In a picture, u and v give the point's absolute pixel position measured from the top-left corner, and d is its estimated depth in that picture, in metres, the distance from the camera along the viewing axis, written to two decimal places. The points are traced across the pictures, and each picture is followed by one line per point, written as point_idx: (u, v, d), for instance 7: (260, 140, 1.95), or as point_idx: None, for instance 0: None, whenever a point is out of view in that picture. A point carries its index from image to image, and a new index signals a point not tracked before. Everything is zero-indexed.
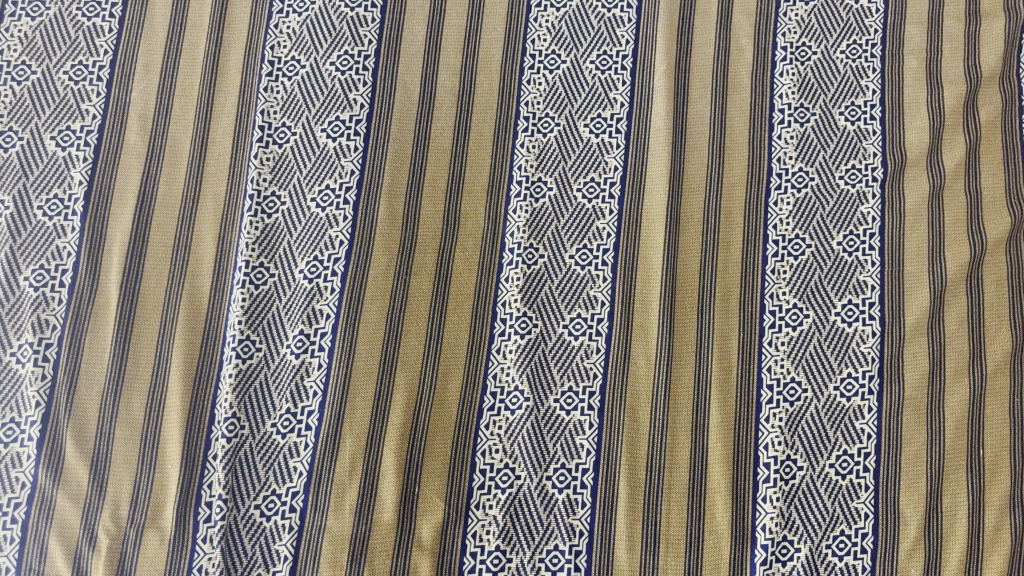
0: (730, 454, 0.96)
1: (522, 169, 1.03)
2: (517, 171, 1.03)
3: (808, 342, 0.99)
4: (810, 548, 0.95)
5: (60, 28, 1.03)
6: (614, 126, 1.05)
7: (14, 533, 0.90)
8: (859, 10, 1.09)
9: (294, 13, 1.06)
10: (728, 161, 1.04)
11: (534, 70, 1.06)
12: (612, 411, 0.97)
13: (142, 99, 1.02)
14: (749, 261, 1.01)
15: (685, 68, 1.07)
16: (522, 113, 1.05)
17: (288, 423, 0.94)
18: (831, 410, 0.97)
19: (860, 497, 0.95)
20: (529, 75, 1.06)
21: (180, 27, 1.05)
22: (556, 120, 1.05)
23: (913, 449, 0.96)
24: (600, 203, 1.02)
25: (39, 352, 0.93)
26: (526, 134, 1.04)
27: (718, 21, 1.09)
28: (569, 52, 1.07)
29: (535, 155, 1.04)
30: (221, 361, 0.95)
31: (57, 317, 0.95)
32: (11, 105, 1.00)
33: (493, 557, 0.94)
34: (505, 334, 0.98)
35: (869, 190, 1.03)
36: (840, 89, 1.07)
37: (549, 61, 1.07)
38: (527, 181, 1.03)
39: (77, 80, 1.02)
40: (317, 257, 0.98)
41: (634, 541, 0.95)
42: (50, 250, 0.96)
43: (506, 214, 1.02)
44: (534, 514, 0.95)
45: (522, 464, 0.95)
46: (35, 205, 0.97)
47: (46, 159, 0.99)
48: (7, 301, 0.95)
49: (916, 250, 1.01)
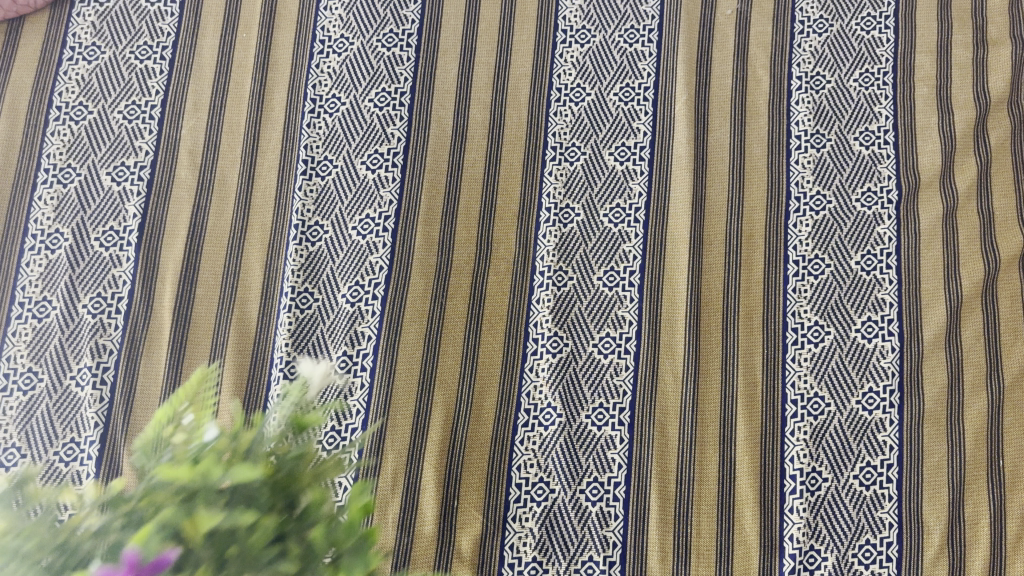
0: (757, 467, 1.00)
1: (551, 197, 1.08)
2: (546, 198, 1.08)
3: (830, 357, 1.03)
4: (837, 557, 0.97)
5: (114, 70, 1.10)
6: (637, 154, 1.10)
7: None
8: (870, 40, 1.14)
9: (334, 54, 1.12)
10: (748, 186, 1.09)
11: (561, 103, 1.12)
12: (642, 427, 1.01)
13: (191, 136, 1.08)
14: (771, 281, 1.06)
15: (704, 99, 1.12)
16: (550, 143, 1.10)
17: (333, 440, 0.99)
18: (853, 423, 1.00)
19: (884, 507, 0.98)
20: (556, 107, 1.11)
21: (227, 68, 1.11)
22: (582, 149, 1.10)
23: (934, 459, 0.99)
24: (626, 228, 1.07)
25: (97, 375, 0.99)
26: (553, 163, 1.09)
27: (735, 52, 1.14)
28: (594, 85, 1.12)
29: (563, 183, 1.09)
30: (269, 382, 1.00)
31: (114, 342, 1.00)
32: (70, 142, 1.06)
33: (530, 568, 0.97)
34: (538, 353, 1.03)
35: (885, 211, 1.08)
36: (854, 116, 1.12)
37: (575, 94, 1.12)
38: (556, 208, 1.07)
39: (130, 119, 1.08)
40: (358, 282, 1.04)
41: (666, 552, 0.98)
42: (107, 279, 1.02)
43: (536, 240, 1.06)
44: (569, 526, 0.98)
45: (556, 478, 0.99)
46: (92, 237, 1.03)
47: (102, 194, 1.05)
48: (67, 327, 1.00)
49: (932, 268, 1.05)
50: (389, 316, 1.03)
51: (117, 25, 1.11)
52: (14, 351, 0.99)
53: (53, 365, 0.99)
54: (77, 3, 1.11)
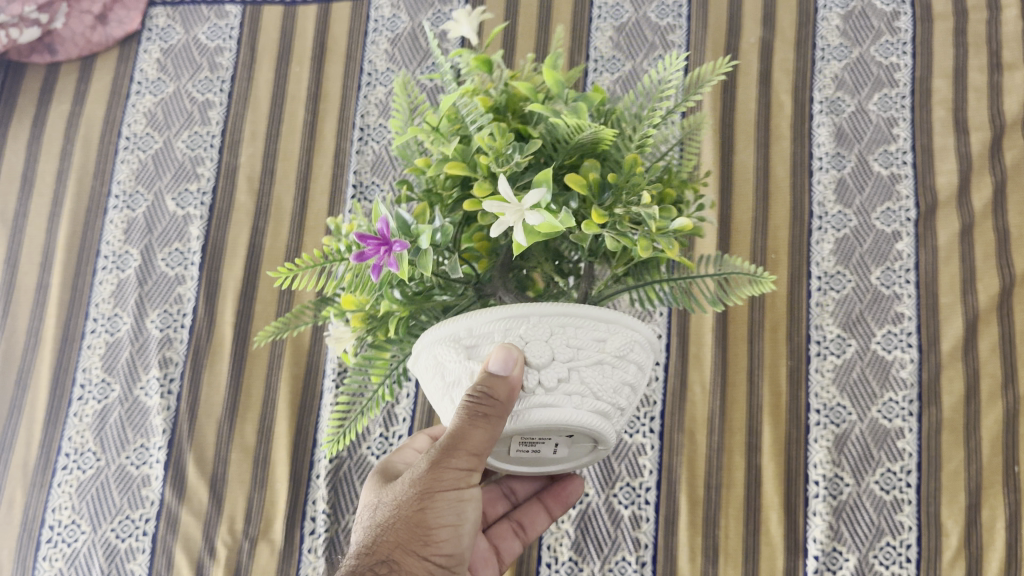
0: (782, 471, 1.05)
1: (601, 19, 1.23)
2: (596, 15, 1.24)
3: (851, 369, 1.07)
4: (859, 557, 1.01)
5: (178, 102, 1.19)
6: (674, 64, 1.20)
7: (145, 544, 1.02)
8: (888, 66, 1.19)
9: (381, 86, 1.18)
10: (772, 207, 1.14)
11: (602, 20, 1.23)
12: (672, 434, 1.07)
13: (250, 163, 1.16)
14: (794, 297, 1.11)
15: (730, 126, 1.18)
16: (595, 16, 1.23)
17: (381, 446, 1.04)
18: (874, 432, 1.05)
19: (903, 511, 1.02)
20: (597, 23, 1.23)
21: (282, 98, 1.19)
22: (624, 61, 1.21)
23: (952, 466, 1.03)
24: (670, 45, 1.21)
25: (164, 385, 1.07)
26: (600, 20, 1.23)
27: (759, 76, 1.20)
28: (629, 57, 1.21)
29: (613, 27, 1.23)
30: (323, 391, 1.06)
31: (179, 354, 1.08)
32: (137, 170, 1.16)
33: (567, 567, 1.04)
34: None
35: (904, 229, 1.12)
36: (873, 138, 1.16)
37: (613, 12, 1.24)
38: (606, 15, 1.23)
39: (193, 147, 1.17)
40: None
41: (695, 552, 1.03)
42: (173, 296, 1.10)
43: (590, 32, 1.23)
44: (603, 527, 1.04)
45: (590, 483, 1.06)
46: (159, 257, 1.12)
47: (168, 217, 1.14)
48: (135, 341, 1.09)
49: (949, 283, 1.09)
50: (424, 396, 1.06)
51: (180, 60, 1.21)
52: (89, 362, 1.08)
53: (124, 376, 1.08)
54: (143, 41, 1.22)
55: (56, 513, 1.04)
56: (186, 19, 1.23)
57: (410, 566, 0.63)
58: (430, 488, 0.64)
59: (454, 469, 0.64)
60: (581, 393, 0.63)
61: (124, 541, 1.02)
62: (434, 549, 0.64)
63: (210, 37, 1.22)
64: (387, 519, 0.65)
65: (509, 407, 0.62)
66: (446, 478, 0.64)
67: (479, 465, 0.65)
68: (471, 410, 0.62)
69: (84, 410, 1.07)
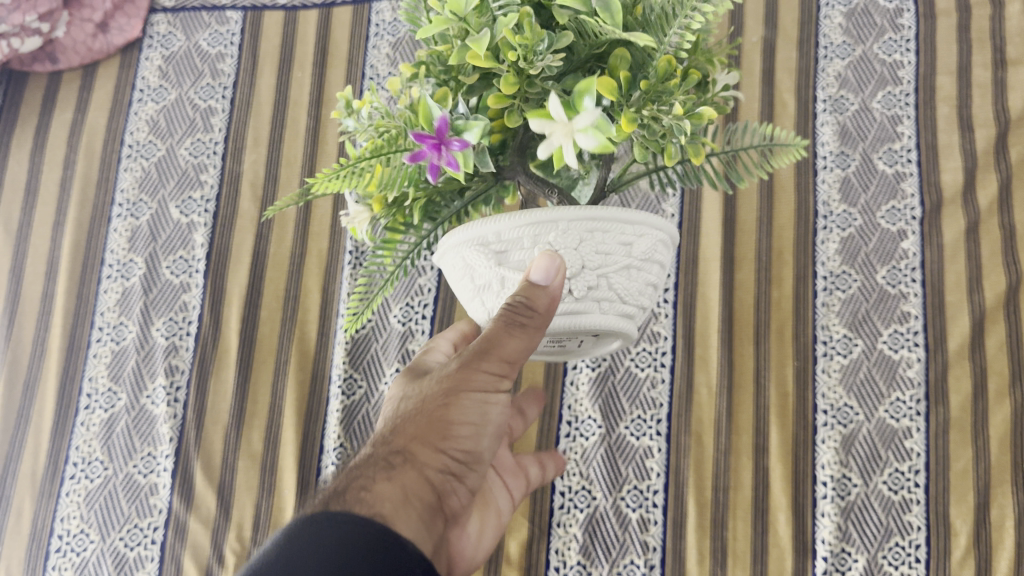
0: (790, 472, 1.05)
1: None
2: None
3: (858, 368, 1.07)
4: (868, 558, 1.01)
5: (181, 110, 1.19)
6: None
7: (154, 552, 1.02)
8: (892, 63, 1.19)
9: (384, 90, 1.18)
10: (777, 207, 1.14)
11: None
12: (679, 436, 1.07)
13: (253, 169, 1.16)
14: (800, 297, 1.10)
15: (733, 125, 1.18)
16: None
17: None
18: (882, 432, 1.05)
19: (912, 511, 1.02)
20: None
21: (284, 103, 1.19)
22: None
23: (960, 465, 1.03)
24: None
25: (171, 394, 1.07)
26: None
27: (762, 76, 1.20)
28: None
29: None
30: (329, 397, 1.06)
31: (185, 362, 1.08)
32: (141, 178, 1.16)
33: (575, 571, 1.04)
34: (577, 368, 1.11)
35: (909, 228, 1.12)
36: (877, 136, 1.16)
37: None
38: None
39: (196, 154, 1.17)
40: (401, 369, 1.07)
41: (703, 554, 1.03)
42: (178, 304, 1.10)
43: None
44: (611, 531, 1.04)
45: (598, 486, 1.06)
46: (164, 265, 1.12)
47: (172, 225, 1.14)
48: (141, 349, 1.09)
49: (956, 281, 1.09)
50: None
51: (182, 67, 1.20)
52: (95, 371, 1.09)
53: (131, 385, 1.08)
54: (144, 49, 1.22)
55: (65, 523, 1.04)
56: (187, 26, 1.23)
57: (427, 460, 0.58)
58: (459, 386, 0.60)
59: (487, 371, 0.60)
60: (610, 298, 0.63)
61: (132, 549, 1.02)
62: (454, 437, 0.59)
63: (211, 43, 1.22)
64: (409, 410, 0.60)
65: (547, 321, 0.60)
66: (474, 385, 0.60)
67: (511, 371, 0.61)
68: (509, 316, 0.59)
69: (91, 420, 1.07)
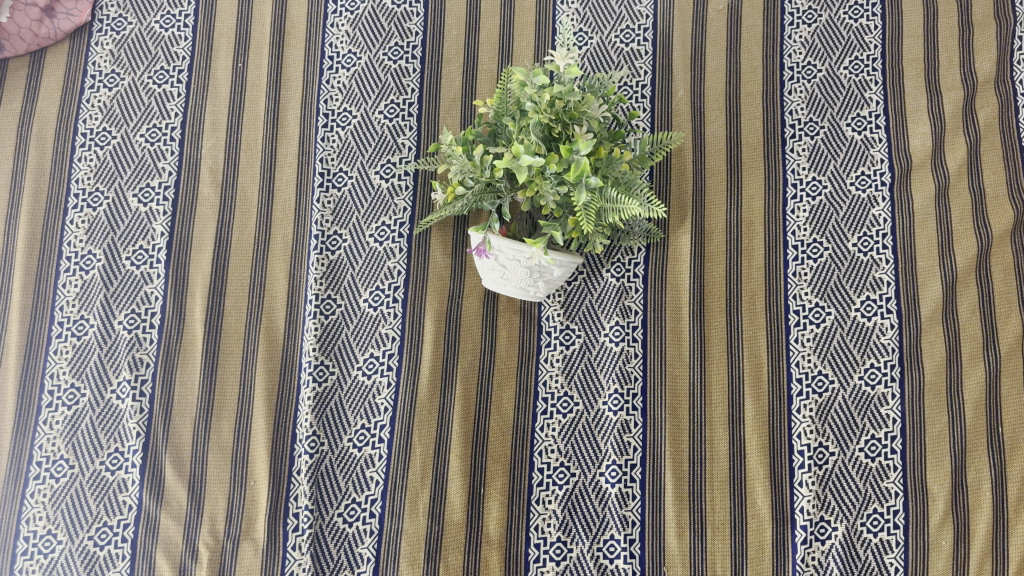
0: (766, 443, 1.04)
1: None
2: None
3: (832, 337, 1.07)
4: (846, 526, 1.02)
5: (135, 95, 1.15)
6: (642, 35, 1.17)
7: (125, 551, 1.01)
8: (859, 27, 1.17)
9: (344, 69, 1.15)
10: (746, 176, 1.13)
11: None
12: (655, 410, 1.06)
13: (212, 155, 1.13)
14: (772, 267, 1.09)
15: (700, 94, 1.16)
16: None
17: (363, 437, 1.04)
18: (857, 400, 1.05)
19: (889, 477, 1.02)
20: None
21: (241, 87, 1.15)
22: (592, 34, 1.17)
23: (936, 430, 1.03)
24: (637, 14, 1.18)
25: (136, 387, 1.05)
26: None
27: (729, 43, 1.17)
28: (596, 30, 1.17)
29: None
30: (300, 385, 1.06)
31: (150, 355, 1.06)
32: (96, 167, 1.12)
33: (555, 548, 1.03)
34: (550, 345, 1.08)
35: (879, 194, 1.11)
36: (845, 102, 1.14)
37: None
38: None
39: (153, 141, 1.13)
40: (373, 354, 1.07)
41: (682, 528, 1.03)
42: (140, 296, 1.08)
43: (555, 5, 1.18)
44: (590, 507, 1.04)
45: (576, 463, 1.05)
46: (124, 256, 1.09)
47: (130, 215, 1.10)
48: (104, 344, 1.06)
49: (927, 246, 1.09)
50: (404, 385, 1.06)
51: (134, 52, 1.16)
52: (56, 368, 1.05)
53: (94, 380, 1.05)
54: (95, 33, 1.16)
55: (30, 524, 1.00)
56: (138, 8, 1.17)
57: None
58: None
59: None
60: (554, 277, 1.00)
61: (102, 548, 1.00)
62: None
63: (164, 26, 1.17)
64: None
65: None
66: None
67: None
68: None
69: (53, 418, 1.03)
